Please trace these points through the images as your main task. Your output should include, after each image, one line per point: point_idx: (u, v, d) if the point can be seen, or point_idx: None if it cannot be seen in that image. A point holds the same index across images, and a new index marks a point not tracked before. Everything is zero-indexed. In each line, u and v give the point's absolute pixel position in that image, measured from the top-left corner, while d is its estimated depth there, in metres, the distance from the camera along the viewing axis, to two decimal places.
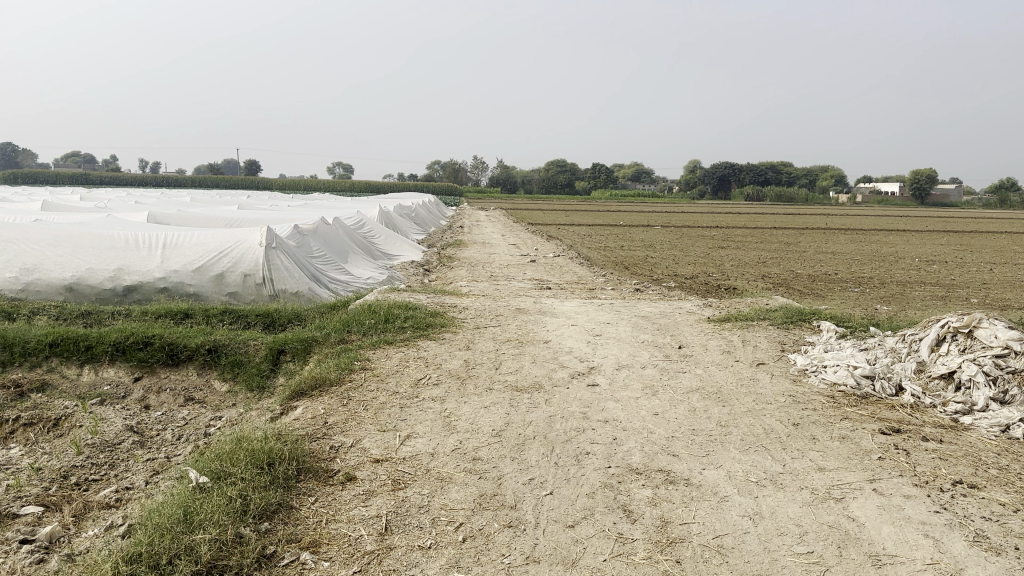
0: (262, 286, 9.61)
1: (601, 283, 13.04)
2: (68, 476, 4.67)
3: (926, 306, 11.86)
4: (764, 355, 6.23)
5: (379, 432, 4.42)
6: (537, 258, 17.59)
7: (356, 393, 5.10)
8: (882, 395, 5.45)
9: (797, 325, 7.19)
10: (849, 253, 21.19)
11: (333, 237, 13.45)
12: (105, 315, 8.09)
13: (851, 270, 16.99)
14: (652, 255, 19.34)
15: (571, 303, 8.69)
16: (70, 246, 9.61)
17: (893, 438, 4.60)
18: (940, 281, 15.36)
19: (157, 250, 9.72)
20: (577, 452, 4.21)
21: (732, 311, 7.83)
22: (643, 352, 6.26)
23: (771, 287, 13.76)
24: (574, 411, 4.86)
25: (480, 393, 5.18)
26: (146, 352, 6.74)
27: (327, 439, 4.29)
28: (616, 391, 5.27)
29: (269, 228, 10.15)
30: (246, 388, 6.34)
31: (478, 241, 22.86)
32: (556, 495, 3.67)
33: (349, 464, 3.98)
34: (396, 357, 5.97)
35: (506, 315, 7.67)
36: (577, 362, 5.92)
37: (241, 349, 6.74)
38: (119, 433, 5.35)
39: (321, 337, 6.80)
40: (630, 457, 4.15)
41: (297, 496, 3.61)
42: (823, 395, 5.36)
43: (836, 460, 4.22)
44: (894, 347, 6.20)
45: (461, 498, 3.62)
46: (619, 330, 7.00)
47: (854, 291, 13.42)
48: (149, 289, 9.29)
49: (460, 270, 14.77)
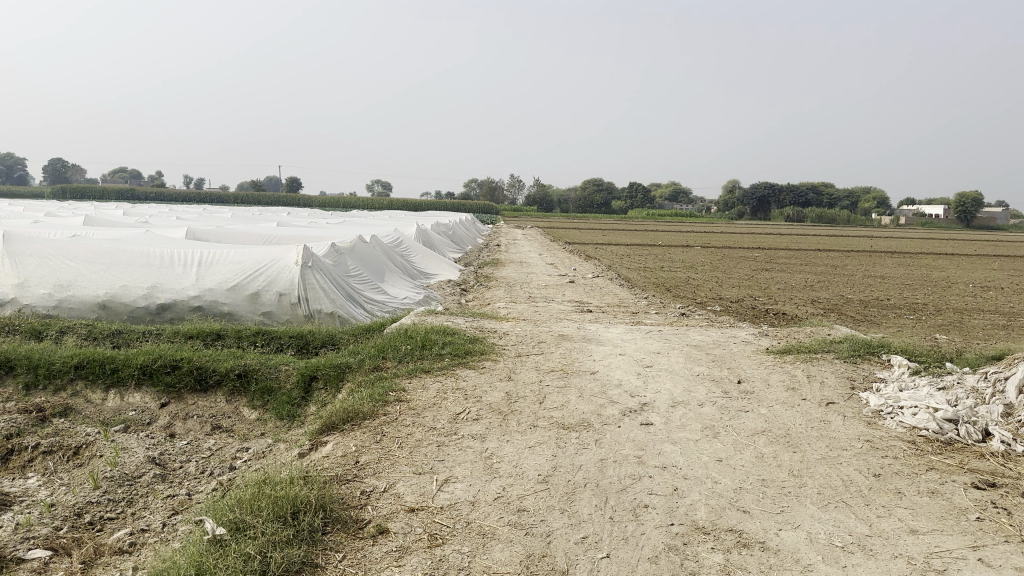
0: (297, 306, 9.34)
1: (645, 306, 12.55)
2: (81, 514, 4.35)
3: (991, 335, 11.17)
4: (832, 394, 5.71)
5: (414, 475, 4.02)
6: (577, 279, 17.16)
7: (389, 428, 4.71)
8: (967, 441, 4.90)
9: (864, 359, 6.64)
10: (901, 277, 20.39)
11: (370, 255, 13.18)
12: (135, 336, 7.84)
13: (904, 295, 16.30)
14: (694, 278, 18.80)
15: (617, 330, 8.23)
16: (106, 262, 9.46)
17: (990, 495, 4.06)
18: (1001, 309, 14.61)
19: (193, 268, 9.51)
20: (635, 504, 3.77)
21: (792, 342, 7.33)
22: (699, 387, 5.78)
23: (823, 312, 13.14)
24: (628, 455, 4.41)
25: (524, 431, 4.75)
26: (173, 376, 6.45)
27: (358, 483, 3.91)
28: (672, 432, 4.82)
29: (306, 247, 9.89)
30: (276, 417, 5.99)
31: (516, 260, 22.55)
32: (614, 558, 3.24)
33: (381, 513, 3.58)
34: (434, 388, 5.58)
35: (549, 342, 7.25)
36: (628, 398, 5.46)
37: (272, 374, 6.42)
38: (140, 465, 5.04)
39: (355, 363, 6.42)
40: (695, 513, 3.70)
41: (322, 552, 3.23)
42: (903, 441, 4.84)
43: (927, 521, 3.71)
44: (977, 387, 5.64)
45: (506, 559, 3.20)
46: (671, 361, 6.53)
47: (910, 319, 12.77)
48: (183, 307, 9.06)
49: (499, 291, 14.41)
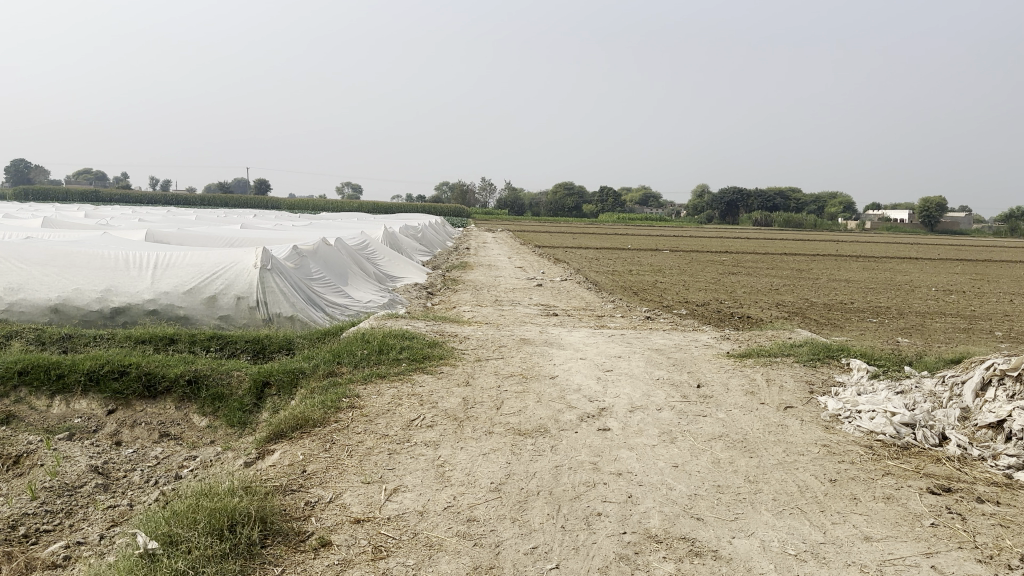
0: (255, 310, 9.15)
1: (611, 309, 12.51)
2: (16, 527, 4.17)
3: (951, 339, 11.30)
4: (791, 398, 5.70)
5: (362, 484, 3.90)
6: (544, 282, 17.11)
7: (340, 436, 4.58)
8: (924, 445, 4.90)
9: (824, 363, 6.64)
10: (865, 281, 20.64)
11: (333, 257, 13.00)
12: (85, 340, 7.61)
13: (867, 299, 16.47)
14: (662, 281, 18.84)
15: (579, 333, 8.16)
16: (58, 264, 9.18)
17: (945, 500, 4.04)
18: (960, 312, 14.82)
19: (148, 270, 9.28)
20: (588, 513, 3.69)
21: (753, 346, 7.32)
22: (658, 391, 5.73)
23: (787, 316, 13.22)
24: (583, 461, 4.34)
25: (479, 437, 4.65)
26: (121, 383, 6.24)
27: (303, 493, 3.78)
28: (629, 437, 4.75)
29: (265, 249, 9.71)
30: (226, 424, 5.83)
31: (485, 263, 22.48)
32: (563, 569, 3.15)
33: (324, 525, 3.46)
34: (389, 393, 5.46)
35: (510, 346, 7.15)
36: (586, 403, 5.38)
37: (223, 380, 6.25)
38: (82, 475, 4.85)
39: (309, 369, 6.27)
40: (648, 521, 3.63)
41: (260, 566, 3.11)
42: (859, 445, 4.83)
43: (881, 527, 3.68)
44: (934, 392, 5.65)
45: (452, 572, 3.10)
46: (631, 365, 6.48)
47: (872, 322, 12.88)
48: (137, 311, 8.82)
49: (465, 294, 14.30)
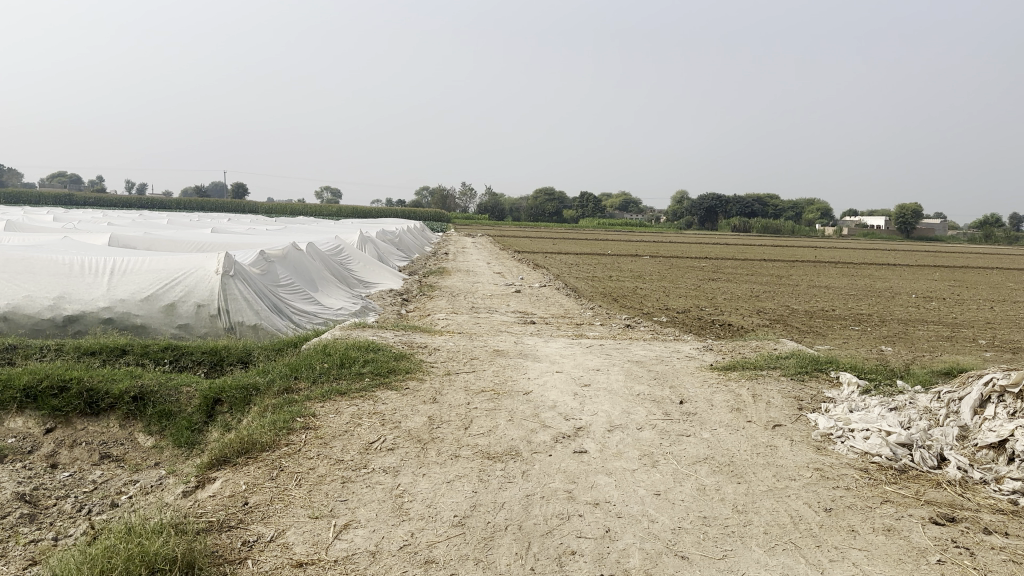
0: (216, 318, 8.70)
1: (590, 317, 12.16)
2: None
3: (936, 347, 11.09)
4: (779, 415, 5.35)
5: (309, 519, 3.49)
6: (523, 289, 16.73)
7: (290, 462, 4.17)
8: (922, 468, 4.56)
9: (812, 377, 6.31)
10: (845, 287, 20.50)
11: (303, 263, 12.54)
12: (31, 351, 7.11)
13: (848, 306, 16.26)
14: (643, 287, 18.57)
15: (557, 344, 7.80)
16: (9, 270, 8.65)
17: (951, 532, 3.70)
18: (942, 319, 14.65)
19: (104, 277, 8.78)
20: (561, 551, 3.31)
21: (737, 358, 6.97)
22: (639, 409, 5.35)
23: (769, 323, 12.95)
24: (557, 489, 3.96)
25: (443, 462, 4.25)
26: (61, 399, 5.74)
27: (242, 531, 3.37)
28: (607, 461, 4.37)
29: (228, 254, 9.27)
30: (173, 445, 5.40)
31: (463, 269, 22.09)
32: None
33: (261, 570, 3.05)
34: (348, 412, 5.05)
35: (482, 358, 6.77)
36: (563, 422, 5.00)
37: (172, 398, 5.84)
38: (6, 504, 4.37)
39: (264, 385, 5.83)
40: (627, 560, 3.25)
41: None
42: (855, 469, 4.48)
43: (884, 565, 3.33)
44: (929, 408, 5.34)
45: None
46: (610, 379, 6.11)
47: (855, 330, 12.63)
48: (91, 319, 8.32)
49: (441, 301, 13.90)
